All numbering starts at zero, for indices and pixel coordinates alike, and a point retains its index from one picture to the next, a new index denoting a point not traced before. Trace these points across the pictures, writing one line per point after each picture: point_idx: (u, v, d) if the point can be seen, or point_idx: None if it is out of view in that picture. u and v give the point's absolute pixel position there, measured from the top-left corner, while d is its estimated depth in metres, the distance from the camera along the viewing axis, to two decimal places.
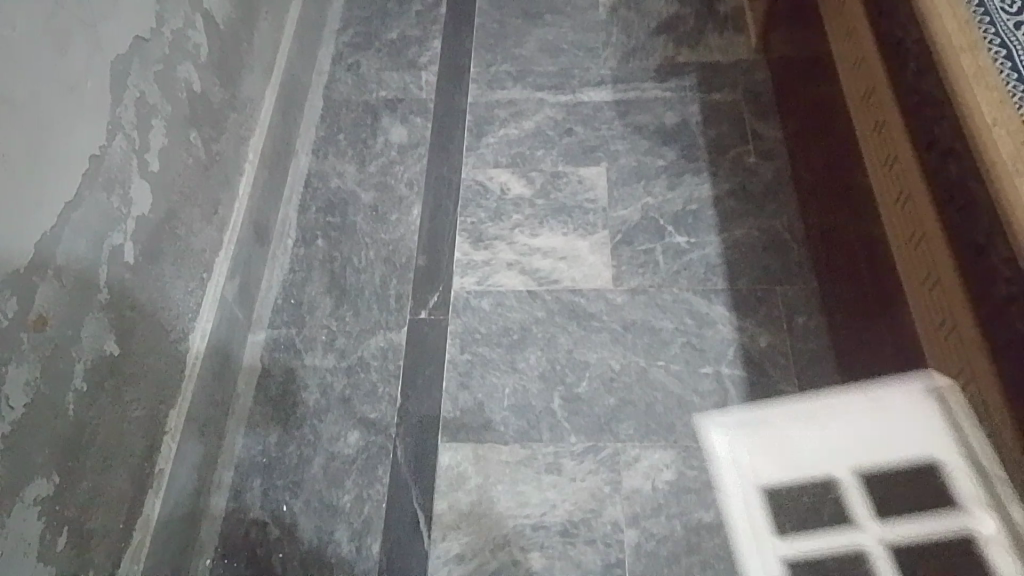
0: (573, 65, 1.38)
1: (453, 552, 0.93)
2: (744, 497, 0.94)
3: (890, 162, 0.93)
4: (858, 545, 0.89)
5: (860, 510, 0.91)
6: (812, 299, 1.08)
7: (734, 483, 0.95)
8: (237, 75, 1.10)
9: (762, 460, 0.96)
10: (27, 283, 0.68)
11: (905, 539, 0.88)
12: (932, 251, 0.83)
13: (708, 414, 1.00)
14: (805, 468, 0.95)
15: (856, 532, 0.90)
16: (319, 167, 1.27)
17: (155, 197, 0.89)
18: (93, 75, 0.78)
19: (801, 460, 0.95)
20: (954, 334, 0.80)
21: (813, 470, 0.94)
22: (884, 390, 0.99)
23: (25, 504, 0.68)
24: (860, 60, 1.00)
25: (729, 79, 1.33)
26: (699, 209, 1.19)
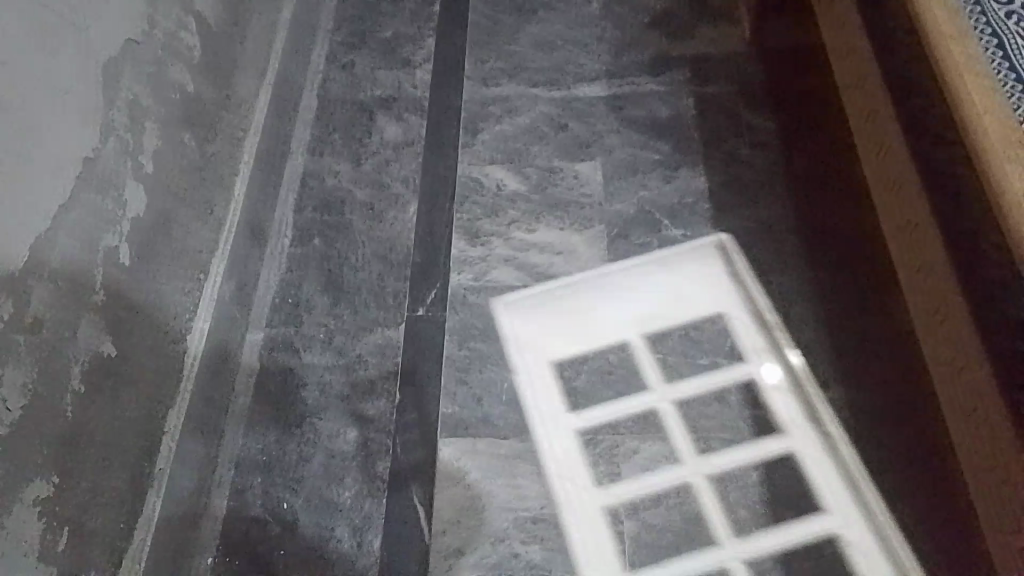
0: (566, 60, 1.38)
1: (453, 547, 0.93)
2: (548, 368, 1.05)
3: (880, 151, 0.94)
4: (655, 400, 1.01)
5: (656, 371, 1.03)
6: (808, 289, 1.08)
7: (540, 365, 1.06)
8: (230, 77, 1.10)
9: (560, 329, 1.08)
10: (22, 285, 0.69)
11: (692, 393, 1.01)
12: (922, 238, 0.84)
13: (503, 294, 1.12)
14: (603, 336, 1.07)
15: (645, 390, 1.02)
16: (315, 167, 1.28)
17: (150, 198, 0.89)
18: (86, 78, 0.78)
19: (601, 328, 1.08)
20: (948, 323, 0.80)
21: (608, 336, 1.07)
22: (682, 258, 1.13)
23: (24, 505, 0.68)
24: (850, 49, 1.00)
25: (723, 71, 1.33)
26: (693, 201, 1.19)
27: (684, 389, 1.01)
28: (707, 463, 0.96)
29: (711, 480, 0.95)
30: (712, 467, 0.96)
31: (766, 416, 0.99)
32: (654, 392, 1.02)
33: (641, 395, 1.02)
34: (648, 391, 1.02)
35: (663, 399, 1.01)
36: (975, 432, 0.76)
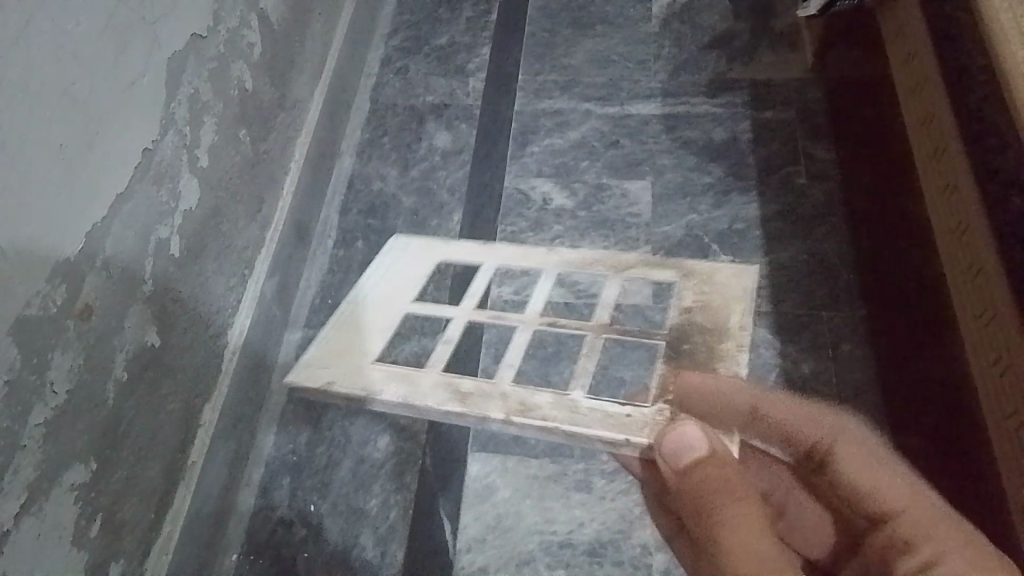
0: (622, 77, 1.37)
1: (477, 564, 0.93)
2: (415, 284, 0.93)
3: (945, 189, 0.91)
4: (336, 380, 0.76)
5: (317, 350, 0.80)
6: (858, 328, 1.07)
7: (412, 281, 0.94)
8: (288, 76, 1.11)
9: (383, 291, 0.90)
10: (77, 271, 0.69)
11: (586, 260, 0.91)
12: (987, 282, 0.80)
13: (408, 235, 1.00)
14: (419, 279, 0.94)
15: (359, 343, 0.81)
16: (363, 169, 1.28)
17: (202, 192, 0.89)
18: (151, 72, 0.79)
19: (373, 314, 0.86)
20: (1008, 372, 0.76)
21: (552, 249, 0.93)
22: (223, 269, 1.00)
23: (62, 490, 0.69)
24: (918, 83, 0.98)
25: (783, 98, 1.30)
26: (744, 228, 1.18)
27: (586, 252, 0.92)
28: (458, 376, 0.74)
29: (451, 389, 0.73)
30: (402, 394, 0.73)
31: None
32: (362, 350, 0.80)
33: (375, 339, 0.82)
34: (331, 357, 0.79)
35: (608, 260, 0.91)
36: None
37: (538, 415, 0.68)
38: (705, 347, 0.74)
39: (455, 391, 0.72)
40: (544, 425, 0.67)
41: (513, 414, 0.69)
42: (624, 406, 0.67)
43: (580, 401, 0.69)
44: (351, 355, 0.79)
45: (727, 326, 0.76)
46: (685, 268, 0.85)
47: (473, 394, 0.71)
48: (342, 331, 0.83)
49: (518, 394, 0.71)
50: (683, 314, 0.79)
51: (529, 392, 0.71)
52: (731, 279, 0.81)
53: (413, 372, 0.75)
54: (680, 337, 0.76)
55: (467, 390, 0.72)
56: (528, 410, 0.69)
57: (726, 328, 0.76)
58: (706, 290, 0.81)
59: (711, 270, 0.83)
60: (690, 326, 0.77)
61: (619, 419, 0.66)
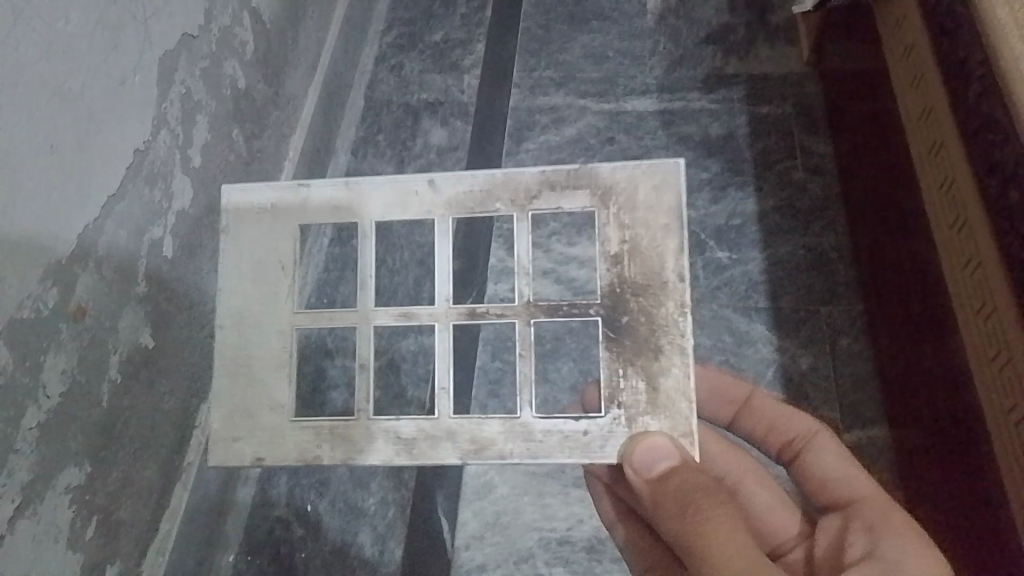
0: (618, 72, 1.36)
1: (476, 561, 0.98)
2: (287, 271, 0.62)
3: (945, 184, 0.90)
4: (264, 451, 0.61)
5: (221, 412, 0.62)
6: (857, 323, 1.10)
7: (274, 271, 0.62)
8: (281, 74, 1.10)
9: (252, 293, 0.62)
10: (69, 273, 0.69)
11: (471, 200, 0.60)
12: (987, 279, 0.80)
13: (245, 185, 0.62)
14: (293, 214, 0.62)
15: (263, 387, 0.62)
16: (358, 167, 1.28)
17: (196, 191, 0.89)
18: (142, 70, 0.78)
19: (258, 351, 0.62)
20: (1007, 367, 0.76)
21: (418, 182, 0.61)
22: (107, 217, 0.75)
23: (57, 492, 0.68)
24: (917, 76, 0.97)
25: (779, 92, 1.30)
26: (741, 224, 1.18)
27: (463, 184, 0.60)
28: (394, 420, 0.60)
29: (393, 436, 0.60)
30: (342, 457, 0.60)
31: None
32: (274, 403, 0.62)
33: (279, 385, 0.62)
34: (238, 425, 0.61)
35: (503, 188, 0.60)
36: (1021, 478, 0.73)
37: (496, 451, 0.58)
38: (646, 318, 0.58)
39: (396, 440, 0.59)
40: (505, 461, 0.58)
41: (469, 458, 0.58)
42: (578, 423, 0.57)
43: (534, 424, 0.58)
44: (259, 413, 0.61)
45: (662, 277, 0.57)
46: (598, 183, 0.58)
47: (420, 439, 0.59)
48: (232, 375, 0.62)
49: (466, 428, 0.59)
50: (612, 269, 0.58)
51: (477, 423, 0.59)
52: (652, 193, 0.58)
53: (344, 424, 0.61)
54: (617, 307, 0.58)
55: (411, 435, 0.60)
56: (484, 449, 0.58)
57: (660, 283, 0.57)
58: (628, 218, 0.58)
59: (628, 183, 0.58)
60: (624, 287, 0.58)
61: (576, 441, 0.57)
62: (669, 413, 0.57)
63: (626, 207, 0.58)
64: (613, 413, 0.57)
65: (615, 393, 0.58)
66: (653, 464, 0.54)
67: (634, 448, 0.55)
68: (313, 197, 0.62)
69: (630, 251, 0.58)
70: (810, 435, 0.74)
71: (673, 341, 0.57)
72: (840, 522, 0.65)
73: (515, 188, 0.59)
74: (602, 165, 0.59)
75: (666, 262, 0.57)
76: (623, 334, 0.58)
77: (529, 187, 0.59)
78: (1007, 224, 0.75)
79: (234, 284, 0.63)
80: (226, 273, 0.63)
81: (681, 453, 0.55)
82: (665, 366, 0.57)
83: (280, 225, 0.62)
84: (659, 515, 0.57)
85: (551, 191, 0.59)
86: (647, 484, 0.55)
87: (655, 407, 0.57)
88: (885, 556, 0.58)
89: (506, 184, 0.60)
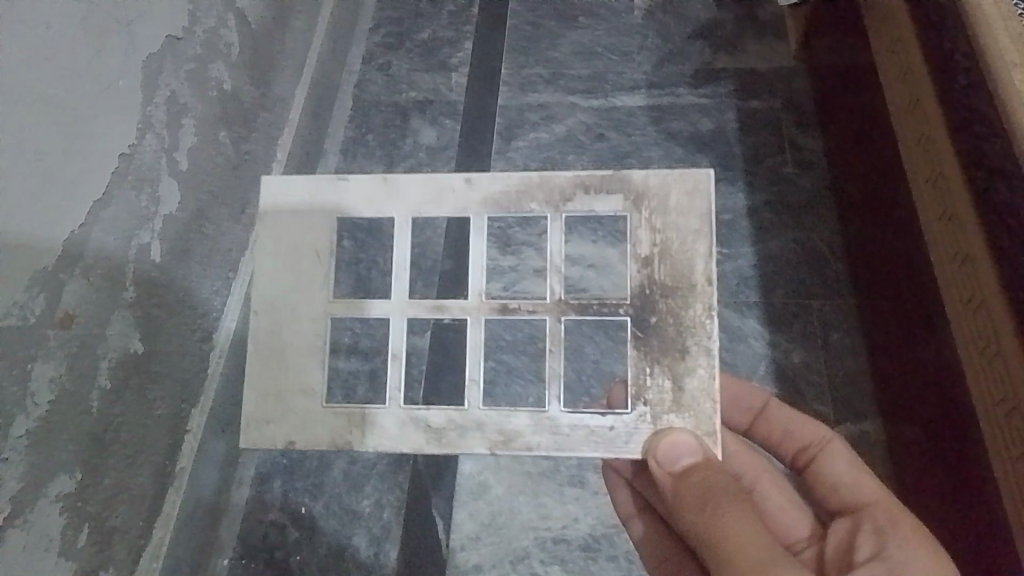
0: (607, 68, 1.36)
1: (472, 563, 0.97)
2: (323, 260, 0.63)
3: (933, 176, 0.90)
4: (296, 435, 0.63)
5: (254, 395, 0.63)
6: (849, 317, 1.10)
7: (308, 259, 0.64)
8: (268, 75, 1.09)
9: (287, 280, 0.64)
10: (56, 279, 0.68)
11: (507, 198, 0.62)
12: (977, 271, 0.80)
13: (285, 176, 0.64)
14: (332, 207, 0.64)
15: (296, 373, 0.63)
16: (348, 168, 1.28)
17: (183, 194, 0.88)
18: (127, 74, 0.77)
19: (291, 338, 0.63)
20: (997, 359, 0.76)
21: (454, 179, 0.63)
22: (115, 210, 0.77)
23: (48, 500, 0.68)
24: (905, 69, 0.97)
25: (769, 86, 1.30)
26: (732, 219, 1.18)
27: (500, 184, 0.62)
28: (425, 409, 0.62)
29: (423, 425, 0.61)
30: (373, 443, 0.62)
31: None
32: (306, 389, 0.63)
33: (312, 369, 0.63)
34: (270, 409, 0.63)
35: (539, 189, 0.61)
36: (1016, 470, 0.73)
37: (523, 443, 0.60)
38: (673, 320, 0.59)
39: (426, 429, 0.61)
40: (531, 452, 0.60)
41: (496, 448, 0.60)
42: (604, 417, 0.59)
43: (561, 418, 0.60)
44: (292, 398, 0.63)
45: (691, 280, 0.59)
46: (629, 187, 0.60)
47: (448, 429, 0.61)
48: (265, 360, 0.63)
49: (494, 419, 0.61)
50: (641, 270, 0.59)
51: (505, 415, 0.61)
52: (683, 199, 0.59)
53: (375, 411, 0.62)
54: (645, 308, 0.59)
55: (441, 424, 0.61)
56: (510, 440, 0.60)
57: (689, 285, 0.59)
58: (659, 222, 0.59)
59: (659, 188, 0.59)
60: (653, 288, 0.59)
61: (601, 435, 0.59)
62: (693, 412, 0.58)
63: (656, 211, 0.59)
64: (639, 410, 0.59)
65: (641, 391, 0.59)
66: (676, 459, 0.56)
67: (659, 443, 0.57)
68: (353, 190, 0.63)
69: (659, 254, 0.59)
70: (824, 442, 0.74)
71: (700, 343, 0.58)
72: (849, 525, 0.65)
73: (549, 188, 0.61)
74: (634, 169, 0.60)
75: (696, 266, 0.59)
76: (650, 334, 0.59)
77: (563, 188, 0.61)
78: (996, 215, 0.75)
79: (269, 270, 0.64)
80: (262, 260, 0.64)
81: (705, 451, 0.56)
82: (691, 367, 0.58)
83: (317, 216, 0.64)
84: (679, 510, 0.57)
85: (584, 193, 0.61)
86: (670, 477, 0.56)
87: (680, 406, 0.58)
88: (890, 557, 0.57)
89: (541, 184, 0.62)
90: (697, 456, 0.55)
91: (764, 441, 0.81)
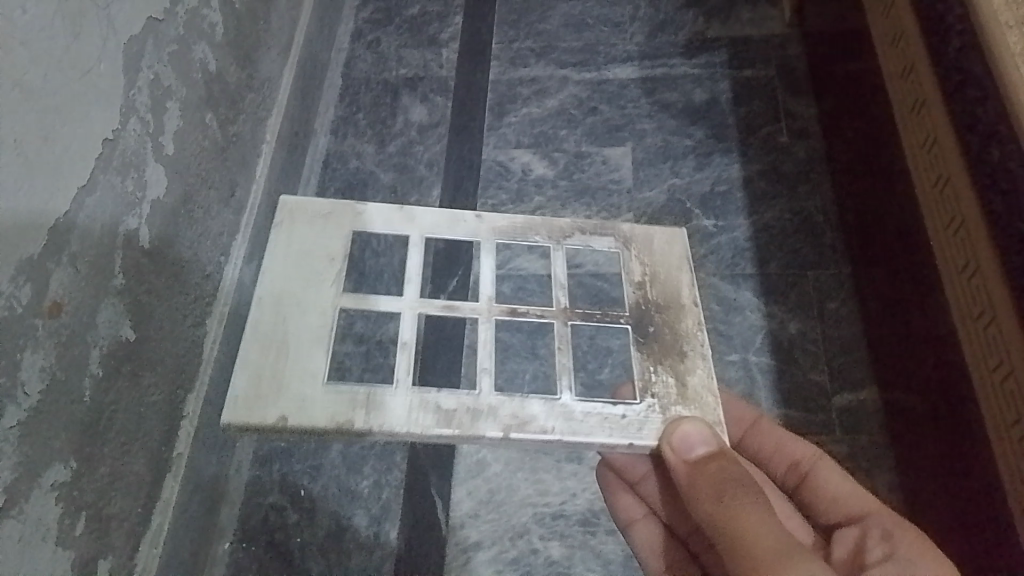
0: (598, 40, 1.34)
1: (472, 539, 0.98)
2: (335, 260, 0.66)
3: (928, 143, 0.89)
4: (291, 413, 0.58)
5: (247, 372, 0.59)
6: (844, 285, 1.10)
7: (321, 260, 0.66)
8: (255, 55, 1.08)
9: (297, 276, 0.65)
10: (42, 269, 0.67)
11: (513, 230, 0.69)
12: (971, 239, 0.79)
13: (305, 197, 0.68)
14: (344, 225, 0.68)
15: (296, 355, 0.61)
16: (339, 148, 1.27)
17: (170, 179, 0.87)
18: (107, 59, 0.76)
19: (296, 324, 0.62)
20: (992, 325, 0.75)
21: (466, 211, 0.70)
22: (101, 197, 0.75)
23: (43, 490, 0.67)
24: (899, 34, 0.95)
25: (763, 55, 1.30)
26: (727, 191, 1.19)
27: (508, 218, 0.69)
28: (435, 392, 0.60)
29: (432, 408, 0.59)
30: (377, 423, 0.58)
31: (796, 416, 1.02)
32: (306, 371, 0.60)
33: (314, 352, 0.61)
34: (264, 387, 0.59)
35: (541, 226, 0.70)
36: (1011, 435, 0.72)
37: (537, 426, 0.59)
38: (670, 329, 0.65)
39: (437, 411, 0.59)
40: (546, 436, 0.59)
41: (511, 431, 0.59)
42: (616, 406, 0.60)
43: (574, 405, 0.60)
44: (290, 377, 0.60)
45: (680, 301, 0.66)
46: (620, 231, 0.69)
47: (459, 412, 0.59)
48: (265, 343, 0.61)
49: (507, 405, 0.60)
50: (637, 291, 0.66)
51: (519, 401, 0.60)
52: (665, 244, 0.69)
53: (381, 391, 0.60)
54: (644, 318, 0.65)
55: (451, 407, 0.59)
56: (525, 423, 0.59)
57: (679, 305, 0.66)
58: (647, 257, 0.68)
59: (644, 235, 0.69)
60: (648, 305, 0.66)
61: (615, 421, 0.59)
62: (698, 404, 0.61)
63: (644, 248, 0.69)
64: (648, 401, 0.61)
65: (647, 385, 0.62)
66: (690, 449, 0.56)
67: (673, 432, 0.57)
68: (370, 214, 0.68)
69: (650, 281, 0.67)
70: (816, 457, 0.74)
71: (695, 348, 0.64)
72: (855, 535, 0.64)
73: (552, 227, 0.70)
74: (623, 220, 0.70)
75: (681, 292, 0.67)
76: (651, 339, 0.64)
77: (563, 227, 0.70)
78: (990, 181, 0.73)
79: (278, 266, 0.65)
80: (273, 258, 0.65)
81: (719, 442, 0.57)
82: (690, 367, 0.63)
83: (335, 230, 0.67)
84: (692, 503, 0.55)
85: (581, 233, 0.70)
86: (684, 465, 0.56)
87: (685, 398, 0.61)
88: (899, 558, 0.58)
89: (543, 224, 0.70)
90: (711, 446, 0.56)
91: (754, 456, 0.79)
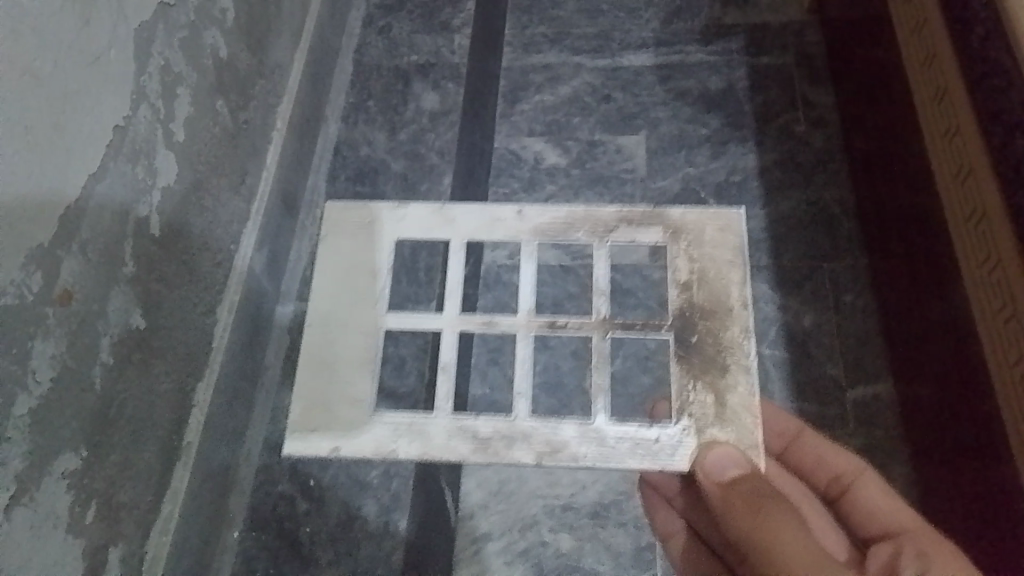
0: (613, 26, 1.33)
1: (481, 530, 0.98)
2: (378, 275, 0.67)
3: (949, 135, 0.87)
4: (342, 441, 0.63)
5: (301, 404, 0.64)
6: (861, 277, 1.08)
7: (365, 277, 0.68)
8: (266, 41, 1.07)
9: (342, 296, 0.67)
10: (52, 256, 0.67)
11: (553, 229, 0.69)
12: (992, 231, 0.77)
13: (346, 203, 0.69)
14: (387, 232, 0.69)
15: (345, 381, 0.65)
16: (349, 135, 1.26)
17: (180, 167, 0.87)
18: (118, 46, 0.75)
19: (341, 348, 0.66)
20: (1012, 321, 0.74)
21: (506, 212, 0.70)
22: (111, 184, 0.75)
23: (55, 479, 0.68)
24: (921, 21, 0.93)
25: (780, 42, 1.28)
26: (742, 180, 1.17)
27: (547, 216, 0.69)
28: (472, 419, 0.63)
29: (469, 435, 0.62)
30: (417, 452, 0.62)
31: (810, 410, 1.01)
32: (353, 399, 0.64)
33: (361, 378, 0.65)
34: (315, 415, 0.64)
35: (582, 222, 0.69)
36: None
37: (569, 454, 0.61)
38: (711, 339, 0.63)
39: (474, 439, 0.62)
40: (578, 463, 0.61)
41: (543, 459, 0.61)
42: (651, 429, 0.61)
43: (607, 429, 0.62)
44: (337, 405, 0.64)
45: (728, 304, 0.64)
46: (668, 221, 0.67)
47: (495, 439, 0.62)
48: (314, 368, 0.65)
49: (541, 431, 0.62)
50: (681, 295, 0.65)
51: (552, 427, 0.62)
52: (718, 233, 0.66)
53: (421, 420, 0.63)
54: (686, 328, 0.64)
55: (487, 435, 0.62)
56: (557, 450, 0.61)
57: (726, 309, 0.64)
58: (695, 252, 0.66)
59: (695, 223, 0.67)
60: (691, 311, 0.64)
61: (647, 447, 0.61)
62: (736, 425, 0.61)
63: (694, 242, 0.66)
64: (683, 423, 0.61)
65: (684, 405, 0.62)
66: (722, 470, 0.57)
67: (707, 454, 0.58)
68: (411, 218, 0.69)
69: (697, 281, 0.65)
70: (857, 474, 0.73)
71: (738, 361, 0.62)
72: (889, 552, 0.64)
73: (594, 222, 0.69)
74: (672, 208, 0.68)
75: (731, 292, 0.64)
76: (692, 352, 0.63)
77: (607, 221, 0.69)
78: (1014, 174, 0.71)
79: (323, 288, 0.67)
80: (319, 275, 0.68)
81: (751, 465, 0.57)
82: (730, 383, 0.62)
83: (375, 239, 0.69)
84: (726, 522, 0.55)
85: (626, 226, 0.68)
86: (718, 486, 0.56)
87: (722, 420, 0.61)
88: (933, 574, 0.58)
89: (586, 217, 0.69)
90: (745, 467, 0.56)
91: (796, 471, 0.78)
